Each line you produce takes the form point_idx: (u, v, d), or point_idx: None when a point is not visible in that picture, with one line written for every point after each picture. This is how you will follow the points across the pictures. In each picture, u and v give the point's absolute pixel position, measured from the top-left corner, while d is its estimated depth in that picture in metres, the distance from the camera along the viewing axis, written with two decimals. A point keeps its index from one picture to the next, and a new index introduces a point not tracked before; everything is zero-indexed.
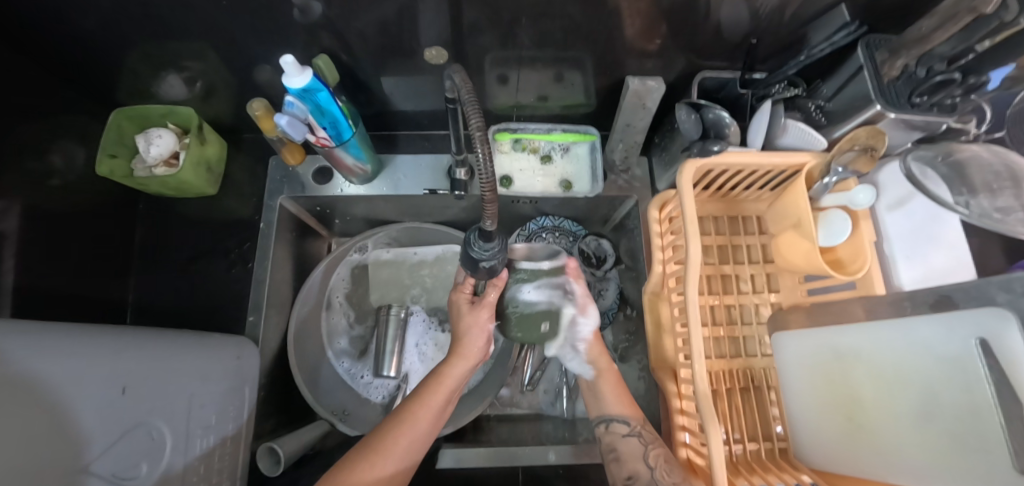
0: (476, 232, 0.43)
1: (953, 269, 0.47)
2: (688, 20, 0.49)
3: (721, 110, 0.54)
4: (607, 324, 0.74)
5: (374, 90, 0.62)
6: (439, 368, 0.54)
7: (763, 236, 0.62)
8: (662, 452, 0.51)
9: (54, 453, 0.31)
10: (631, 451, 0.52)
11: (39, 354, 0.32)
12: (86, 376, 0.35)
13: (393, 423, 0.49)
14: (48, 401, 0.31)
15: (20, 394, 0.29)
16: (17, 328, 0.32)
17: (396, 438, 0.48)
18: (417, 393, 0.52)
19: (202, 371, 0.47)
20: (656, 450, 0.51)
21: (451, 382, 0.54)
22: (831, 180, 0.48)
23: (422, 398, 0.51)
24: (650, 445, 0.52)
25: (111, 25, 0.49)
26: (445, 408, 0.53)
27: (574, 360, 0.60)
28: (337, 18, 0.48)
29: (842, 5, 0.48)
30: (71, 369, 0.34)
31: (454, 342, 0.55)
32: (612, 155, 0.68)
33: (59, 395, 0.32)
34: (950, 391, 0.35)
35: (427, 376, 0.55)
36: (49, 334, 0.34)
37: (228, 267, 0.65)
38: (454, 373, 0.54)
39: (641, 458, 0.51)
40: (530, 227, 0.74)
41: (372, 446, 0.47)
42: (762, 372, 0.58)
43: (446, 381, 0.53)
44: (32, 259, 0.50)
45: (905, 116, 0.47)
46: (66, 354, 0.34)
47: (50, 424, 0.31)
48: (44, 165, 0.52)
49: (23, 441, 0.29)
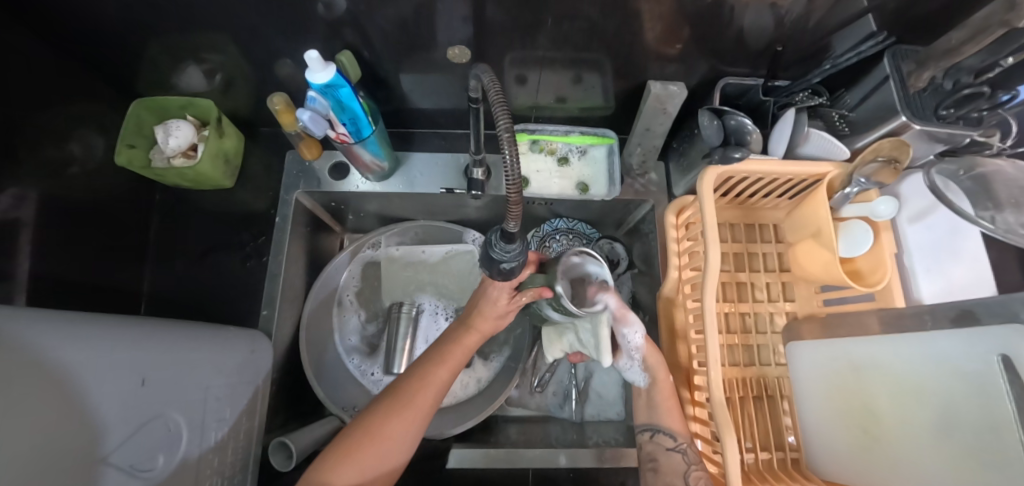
0: (498, 233, 0.43)
1: (972, 283, 0.46)
2: (713, 26, 0.49)
3: (744, 117, 0.54)
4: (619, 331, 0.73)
5: (392, 87, 0.62)
6: (454, 335, 0.54)
7: (781, 245, 0.62)
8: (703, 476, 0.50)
9: (76, 443, 0.31)
10: (671, 465, 0.53)
11: (63, 344, 0.32)
12: (108, 366, 0.35)
13: (412, 383, 0.50)
14: (72, 391, 0.31)
15: (45, 385, 0.30)
16: (40, 317, 0.32)
17: (413, 394, 0.49)
18: (436, 356, 0.53)
19: (218, 364, 0.47)
20: (697, 472, 0.51)
21: (461, 352, 0.53)
22: (851, 190, 0.49)
23: (444, 357, 0.52)
24: (693, 465, 0.52)
25: (135, 16, 0.49)
26: (452, 368, 0.53)
27: (632, 368, 0.59)
28: (361, 14, 0.47)
29: (870, 15, 0.47)
30: (92, 359, 0.34)
31: (471, 314, 0.54)
32: (629, 159, 0.68)
33: (83, 385, 0.32)
34: (969, 406, 0.34)
35: (443, 341, 0.55)
36: (71, 323, 0.34)
37: (242, 260, 0.65)
38: (472, 343, 0.54)
39: (681, 475, 0.52)
40: (545, 228, 0.74)
41: (389, 401, 0.49)
42: (775, 382, 0.58)
43: (456, 350, 0.53)
44: (49, 247, 0.50)
45: (931, 128, 0.47)
46: (89, 344, 0.34)
47: (72, 413, 0.31)
48: (63, 153, 0.52)
49: (48, 430, 0.29)
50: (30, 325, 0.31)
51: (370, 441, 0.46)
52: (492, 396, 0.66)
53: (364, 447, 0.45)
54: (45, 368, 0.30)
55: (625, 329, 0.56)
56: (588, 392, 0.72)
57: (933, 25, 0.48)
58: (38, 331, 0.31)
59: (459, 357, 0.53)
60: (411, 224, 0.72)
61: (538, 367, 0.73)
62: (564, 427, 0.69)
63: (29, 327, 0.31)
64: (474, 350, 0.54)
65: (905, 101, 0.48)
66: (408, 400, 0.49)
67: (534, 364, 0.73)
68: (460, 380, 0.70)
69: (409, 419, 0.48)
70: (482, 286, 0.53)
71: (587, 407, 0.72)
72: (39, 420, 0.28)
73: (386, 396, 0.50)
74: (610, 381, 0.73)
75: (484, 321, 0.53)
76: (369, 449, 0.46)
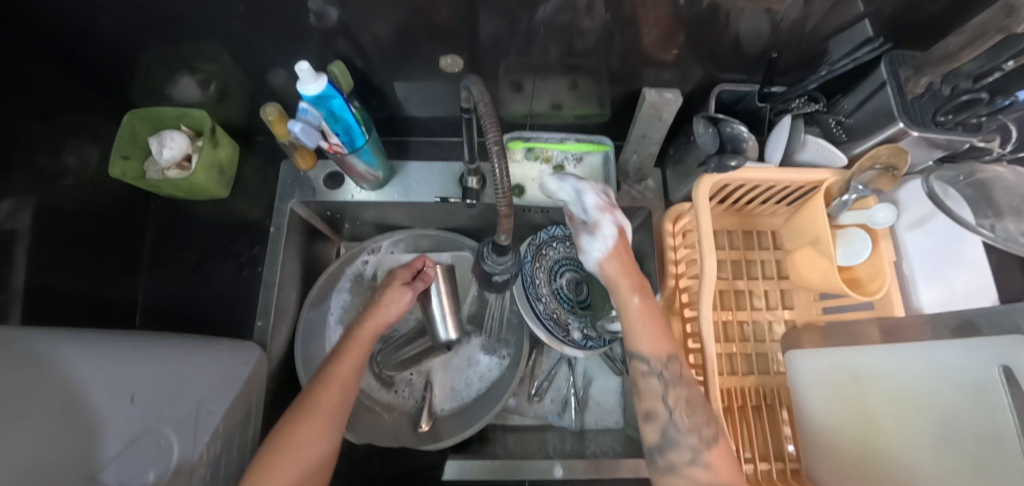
0: (489, 245, 0.42)
1: (974, 292, 0.46)
2: (707, 30, 0.48)
3: (739, 125, 0.53)
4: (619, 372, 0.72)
5: (387, 96, 0.62)
6: (355, 333, 0.55)
7: (779, 252, 0.61)
8: (683, 395, 0.44)
9: (63, 458, 0.31)
10: (648, 389, 0.46)
11: (32, 363, 0.34)
12: (94, 383, 0.36)
13: (318, 385, 0.48)
14: (55, 407, 0.33)
15: (25, 399, 0.31)
16: (22, 339, 0.35)
17: (323, 394, 0.47)
18: (335, 358, 0.51)
19: (212, 377, 0.46)
20: (677, 392, 0.44)
21: (361, 348, 0.53)
22: (850, 197, 0.48)
23: (344, 356, 0.52)
24: (672, 384, 0.45)
25: (124, 26, 0.49)
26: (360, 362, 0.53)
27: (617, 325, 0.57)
28: (353, 23, 0.48)
29: (866, 20, 0.47)
30: (81, 377, 0.36)
31: (371, 310, 0.57)
32: (625, 165, 0.67)
33: (68, 401, 0.34)
34: (972, 418, 0.34)
35: (339, 344, 0.54)
36: (42, 345, 0.36)
37: (237, 270, 0.64)
38: (367, 339, 0.54)
39: (660, 398, 0.45)
40: (541, 236, 0.68)
41: (301, 405, 0.46)
42: (774, 390, 0.56)
43: (355, 346, 0.53)
44: (44, 259, 0.50)
45: (929, 134, 0.46)
46: (61, 364, 0.36)
47: (58, 427, 0.32)
48: (57, 164, 0.52)
49: (32, 443, 0.30)
50: (14, 347, 0.33)
51: (285, 452, 0.42)
52: (490, 404, 0.66)
53: (280, 459, 0.42)
54: (25, 387, 0.32)
55: (584, 242, 0.54)
56: (588, 401, 0.72)
57: (931, 29, 0.48)
58: (17, 350, 0.33)
59: (356, 354, 0.52)
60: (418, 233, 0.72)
61: (536, 373, 0.73)
62: (563, 435, 0.68)
63: (13, 345, 0.34)
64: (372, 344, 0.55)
65: (903, 106, 0.47)
66: (317, 403, 0.46)
67: (532, 373, 0.73)
68: (464, 380, 0.70)
69: (322, 421, 0.45)
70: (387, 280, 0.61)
71: (586, 415, 0.71)
72: (18, 433, 0.30)
73: (296, 404, 0.47)
74: (608, 389, 0.73)
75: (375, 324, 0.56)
76: (287, 460, 0.42)
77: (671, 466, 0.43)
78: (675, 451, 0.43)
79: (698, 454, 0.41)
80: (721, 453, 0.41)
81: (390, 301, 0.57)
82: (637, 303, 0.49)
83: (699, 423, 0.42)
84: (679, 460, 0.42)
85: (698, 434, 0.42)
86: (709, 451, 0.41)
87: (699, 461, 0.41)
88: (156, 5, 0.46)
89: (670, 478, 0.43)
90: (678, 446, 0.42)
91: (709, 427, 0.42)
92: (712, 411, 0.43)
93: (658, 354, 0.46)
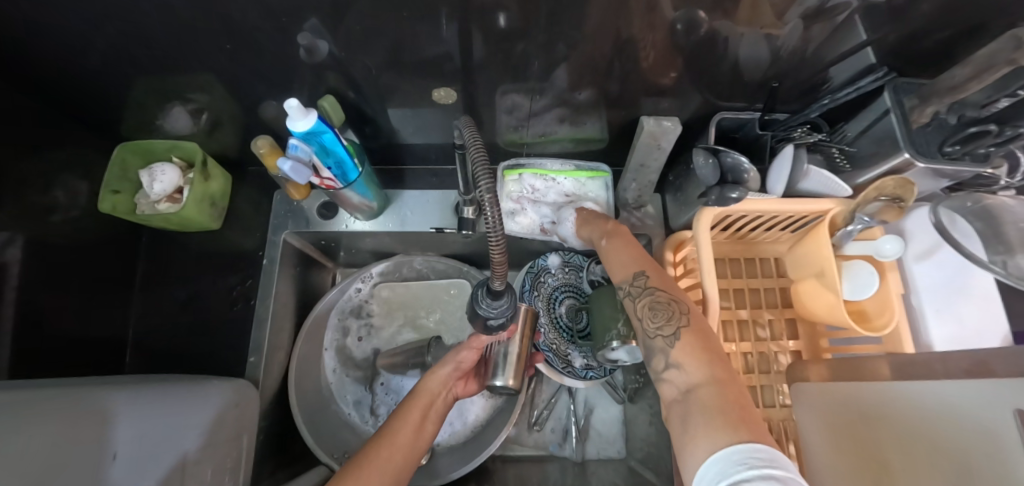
0: (484, 288, 0.41)
1: (988, 325, 0.45)
2: (705, 58, 0.48)
3: (739, 156, 0.51)
4: (623, 400, 0.70)
5: (381, 126, 0.62)
6: (431, 387, 0.55)
7: (783, 280, 0.60)
8: (647, 302, 0.46)
9: None
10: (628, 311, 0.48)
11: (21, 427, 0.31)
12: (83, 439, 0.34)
13: (381, 441, 0.49)
14: (69, 455, 0.33)
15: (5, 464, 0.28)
16: (79, 386, 0.39)
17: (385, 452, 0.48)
18: (398, 415, 0.52)
19: (198, 424, 0.45)
20: (642, 302, 0.46)
21: (431, 400, 0.54)
22: (856, 227, 0.47)
23: (407, 415, 0.52)
24: (637, 297, 0.47)
25: (114, 60, 0.48)
26: (419, 432, 0.52)
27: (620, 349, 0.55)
28: (345, 55, 0.47)
29: (869, 47, 0.46)
30: (98, 429, 0.35)
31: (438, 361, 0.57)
32: (624, 194, 0.66)
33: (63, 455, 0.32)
34: (984, 464, 0.32)
35: (406, 400, 0.54)
36: (23, 405, 0.33)
37: (230, 304, 0.63)
38: (437, 410, 0.55)
39: (634, 313, 0.47)
40: (539, 263, 0.68)
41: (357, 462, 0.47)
42: (779, 425, 0.54)
43: (424, 396, 0.54)
44: (34, 294, 0.49)
45: (936, 166, 0.44)
46: (47, 423, 0.33)
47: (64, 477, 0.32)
48: (46, 200, 0.51)
49: None
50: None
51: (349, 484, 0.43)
52: (488, 435, 0.65)
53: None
54: (45, 434, 0.32)
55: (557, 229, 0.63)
56: (589, 430, 0.70)
57: (933, 56, 0.47)
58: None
59: (420, 408, 0.53)
60: (408, 260, 0.70)
61: (535, 402, 0.71)
62: (563, 466, 0.66)
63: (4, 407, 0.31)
64: (438, 412, 0.55)
65: (908, 137, 0.46)
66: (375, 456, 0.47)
67: (530, 402, 0.72)
68: (459, 416, 0.70)
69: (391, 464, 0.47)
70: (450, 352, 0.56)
71: (587, 446, 0.70)
72: None
73: (356, 460, 0.47)
74: (609, 418, 0.71)
75: (441, 385, 0.56)
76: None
77: (656, 375, 0.43)
78: (654, 360, 0.43)
79: (668, 356, 0.42)
80: (686, 347, 0.41)
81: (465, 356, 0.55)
82: (605, 245, 0.55)
83: (662, 325, 0.44)
84: (657, 366, 0.42)
85: (663, 335, 0.43)
86: (676, 350, 0.41)
87: (671, 360, 0.41)
88: (149, 42, 0.45)
89: (659, 386, 0.42)
90: (654, 352, 0.43)
91: (670, 325, 0.43)
92: (676, 308, 0.44)
93: (625, 276, 0.50)
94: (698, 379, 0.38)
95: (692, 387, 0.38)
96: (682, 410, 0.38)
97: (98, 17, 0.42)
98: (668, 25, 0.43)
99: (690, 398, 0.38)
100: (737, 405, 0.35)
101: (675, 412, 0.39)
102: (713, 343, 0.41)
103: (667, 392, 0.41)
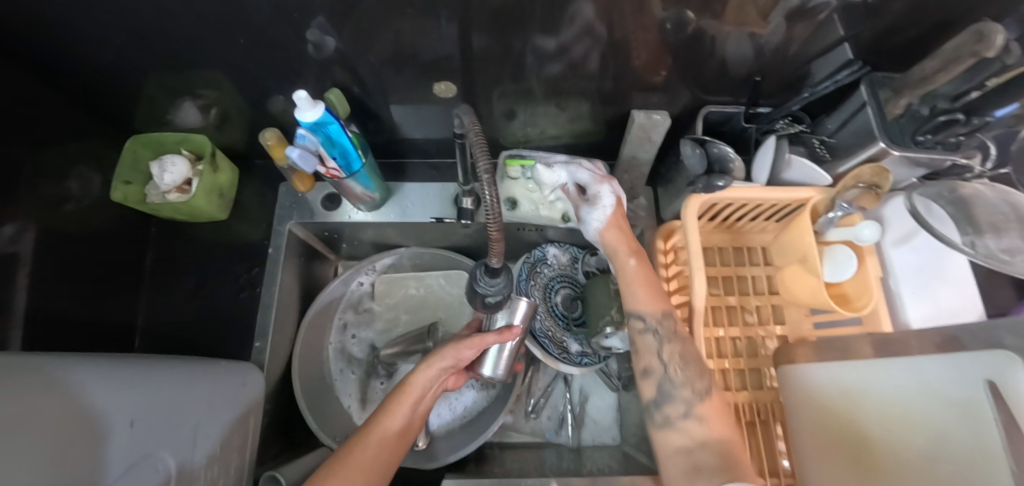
0: (482, 267, 0.43)
1: (962, 308, 0.47)
2: (693, 54, 0.50)
3: (725, 145, 0.54)
4: (617, 388, 0.72)
5: (383, 119, 0.64)
6: (426, 383, 0.53)
7: (770, 268, 0.62)
8: (677, 349, 0.48)
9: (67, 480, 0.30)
10: (645, 346, 0.49)
11: (50, 391, 0.33)
12: (104, 405, 0.36)
13: (366, 437, 0.47)
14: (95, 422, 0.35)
15: (36, 422, 0.30)
16: (36, 366, 0.34)
17: (363, 451, 0.46)
18: (383, 408, 0.51)
19: (208, 402, 0.47)
20: (672, 347, 0.48)
21: (422, 392, 0.53)
22: (836, 214, 0.49)
23: (392, 408, 0.51)
24: (666, 341, 0.49)
25: (130, 56, 0.51)
26: (408, 426, 0.51)
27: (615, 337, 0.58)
28: (350, 52, 0.50)
29: (846, 44, 0.49)
30: (117, 398, 0.37)
31: (433, 352, 0.54)
32: (618, 185, 0.69)
33: (89, 418, 0.34)
34: (959, 440, 0.35)
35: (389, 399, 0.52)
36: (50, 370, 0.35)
37: (237, 291, 0.65)
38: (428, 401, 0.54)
39: (656, 353, 0.48)
40: (535, 253, 0.70)
41: (336, 461, 0.45)
42: (768, 406, 0.56)
43: (412, 390, 0.52)
44: (47, 280, 0.51)
45: (909, 154, 0.47)
46: (73, 388, 0.35)
47: (84, 453, 0.32)
48: (60, 190, 0.53)
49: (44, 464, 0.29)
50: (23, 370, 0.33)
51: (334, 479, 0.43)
52: (485, 422, 0.66)
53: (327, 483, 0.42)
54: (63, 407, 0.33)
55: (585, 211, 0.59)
56: (584, 417, 0.72)
57: (906, 53, 0.50)
58: (26, 371, 0.32)
59: (409, 401, 0.51)
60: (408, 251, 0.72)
61: (532, 390, 0.73)
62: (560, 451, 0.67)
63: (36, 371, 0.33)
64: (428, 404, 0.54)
65: (884, 127, 0.49)
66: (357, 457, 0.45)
67: (527, 389, 0.73)
68: (449, 406, 0.71)
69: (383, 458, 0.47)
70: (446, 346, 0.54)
71: (583, 432, 0.71)
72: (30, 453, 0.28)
73: (336, 458, 0.45)
74: (604, 406, 0.73)
75: (434, 381, 0.54)
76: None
77: (666, 419, 0.46)
78: (670, 406, 0.46)
79: (690, 407, 0.45)
80: (712, 405, 0.45)
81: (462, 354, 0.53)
82: (633, 265, 0.54)
83: (693, 378, 0.46)
84: (673, 413, 0.45)
85: (691, 387, 0.46)
86: (702, 405, 0.45)
87: (692, 414, 0.45)
88: (165, 38, 0.48)
89: (664, 431, 0.45)
90: (673, 399, 0.46)
91: (702, 382, 0.46)
92: (704, 367, 0.47)
93: (654, 310, 0.50)
94: (716, 436, 0.43)
95: (707, 442, 0.43)
96: (690, 459, 0.42)
97: (118, 15, 0.44)
98: (658, 24, 0.45)
99: (704, 451, 0.42)
100: (745, 466, 0.40)
101: (679, 459, 0.43)
102: (728, 407, 0.46)
103: (674, 438, 0.45)
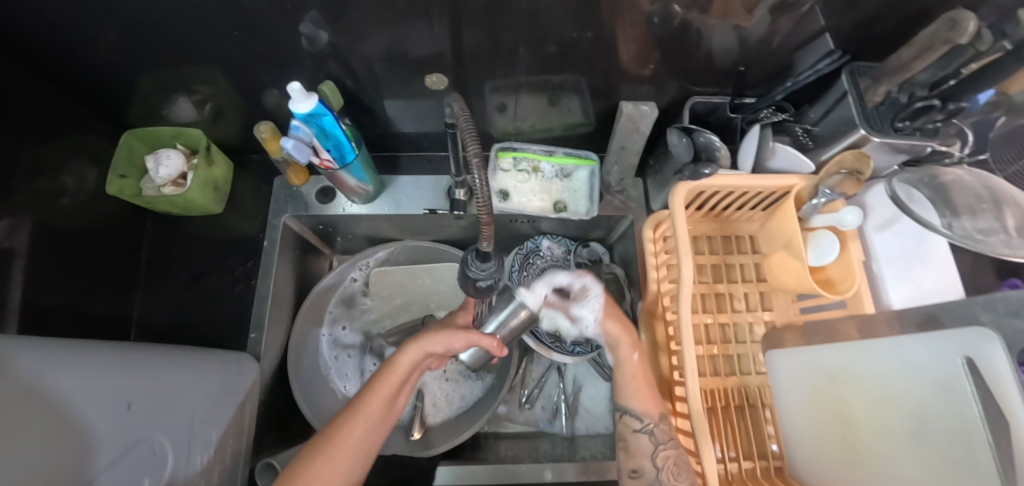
0: (474, 252, 0.44)
1: (943, 288, 0.49)
2: (679, 46, 0.51)
3: (711, 134, 0.55)
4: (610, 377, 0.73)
5: (376, 113, 0.65)
6: (411, 363, 0.54)
7: (757, 256, 0.64)
8: (671, 456, 0.50)
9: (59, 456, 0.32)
10: (638, 446, 0.52)
11: (43, 376, 0.34)
12: (99, 389, 0.37)
13: (348, 418, 0.48)
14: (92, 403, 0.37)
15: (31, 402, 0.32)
16: (27, 354, 0.33)
17: (347, 435, 0.47)
18: (370, 387, 0.51)
19: (204, 389, 0.48)
20: (665, 452, 0.50)
21: (408, 371, 0.54)
22: (819, 201, 0.51)
23: (376, 387, 0.50)
24: (660, 445, 0.51)
25: (125, 51, 0.51)
26: (392, 404, 0.51)
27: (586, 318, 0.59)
28: (343, 46, 0.51)
29: (827, 34, 0.50)
30: (113, 383, 0.39)
31: (420, 333, 0.56)
32: (608, 177, 0.71)
33: (84, 400, 0.36)
34: (937, 418, 0.35)
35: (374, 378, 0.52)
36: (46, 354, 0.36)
37: (232, 284, 0.66)
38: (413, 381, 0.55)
39: (648, 456, 0.51)
40: (527, 246, 0.72)
41: (318, 445, 0.46)
42: (756, 391, 0.58)
43: (398, 369, 0.53)
44: (43, 273, 0.51)
45: (889, 140, 0.49)
46: (70, 373, 0.36)
47: (77, 433, 0.34)
48: (55, 184, 0.54)
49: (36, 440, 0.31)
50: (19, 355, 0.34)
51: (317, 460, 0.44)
52: (479, 411, 0.67)
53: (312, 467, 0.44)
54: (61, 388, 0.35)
55: (576, 310, 0.59)
56: (578, 407, 0.72)
57: (885, 42, 0.51)
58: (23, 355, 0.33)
59: (393, 380, 0.52)
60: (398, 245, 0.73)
61: (526, 381, 0.74)
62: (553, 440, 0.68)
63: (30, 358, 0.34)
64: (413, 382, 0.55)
65: (864, 115, 0.50)
66: (336, 444, 0.46)
67: (521, 380, 0.74)
68: (446, 398, 0.70)
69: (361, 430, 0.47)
70: (432, 331, 0.55)
71: (576, 422, 0.72)
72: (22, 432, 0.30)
73: (319, 442, 0.46)
74: (597, 396, 0.73)
75: (420, 363, 0.55)
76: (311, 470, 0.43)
77: None
78: None
79: None
80: None
81: (449, 341, 0.55)
82: (636, 360, 0.56)
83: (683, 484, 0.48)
84: None
85: None
86: None
87: None
88: (159, 32, 0.48)
89: None
90: None
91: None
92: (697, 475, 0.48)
93: (650, 411, 0.53)
94: None
95: None
96: None
97: (113, 10, 0.45)
98: (645, 18, 0.46)
99: None
100: None
101: None
102: None
103: None
